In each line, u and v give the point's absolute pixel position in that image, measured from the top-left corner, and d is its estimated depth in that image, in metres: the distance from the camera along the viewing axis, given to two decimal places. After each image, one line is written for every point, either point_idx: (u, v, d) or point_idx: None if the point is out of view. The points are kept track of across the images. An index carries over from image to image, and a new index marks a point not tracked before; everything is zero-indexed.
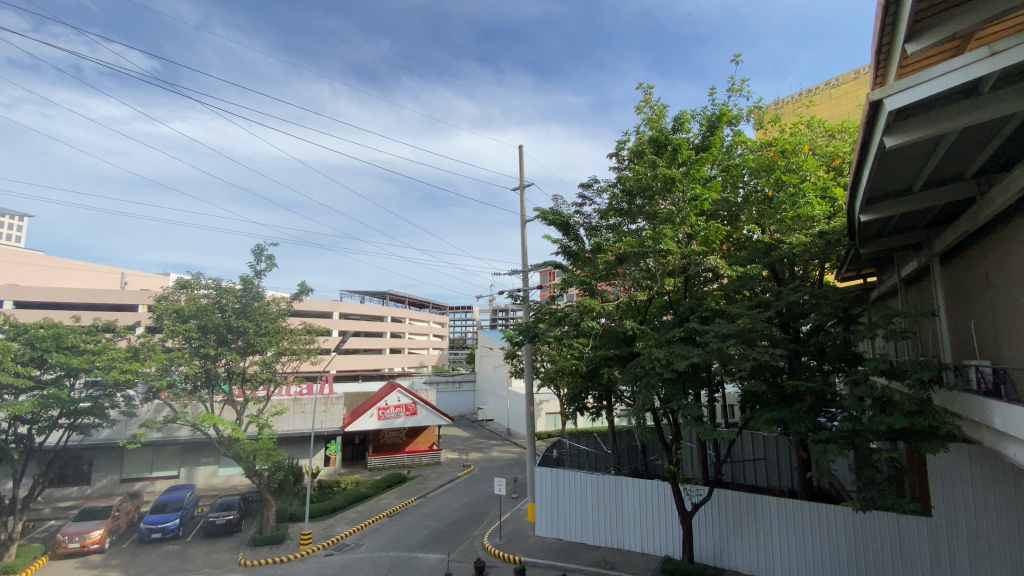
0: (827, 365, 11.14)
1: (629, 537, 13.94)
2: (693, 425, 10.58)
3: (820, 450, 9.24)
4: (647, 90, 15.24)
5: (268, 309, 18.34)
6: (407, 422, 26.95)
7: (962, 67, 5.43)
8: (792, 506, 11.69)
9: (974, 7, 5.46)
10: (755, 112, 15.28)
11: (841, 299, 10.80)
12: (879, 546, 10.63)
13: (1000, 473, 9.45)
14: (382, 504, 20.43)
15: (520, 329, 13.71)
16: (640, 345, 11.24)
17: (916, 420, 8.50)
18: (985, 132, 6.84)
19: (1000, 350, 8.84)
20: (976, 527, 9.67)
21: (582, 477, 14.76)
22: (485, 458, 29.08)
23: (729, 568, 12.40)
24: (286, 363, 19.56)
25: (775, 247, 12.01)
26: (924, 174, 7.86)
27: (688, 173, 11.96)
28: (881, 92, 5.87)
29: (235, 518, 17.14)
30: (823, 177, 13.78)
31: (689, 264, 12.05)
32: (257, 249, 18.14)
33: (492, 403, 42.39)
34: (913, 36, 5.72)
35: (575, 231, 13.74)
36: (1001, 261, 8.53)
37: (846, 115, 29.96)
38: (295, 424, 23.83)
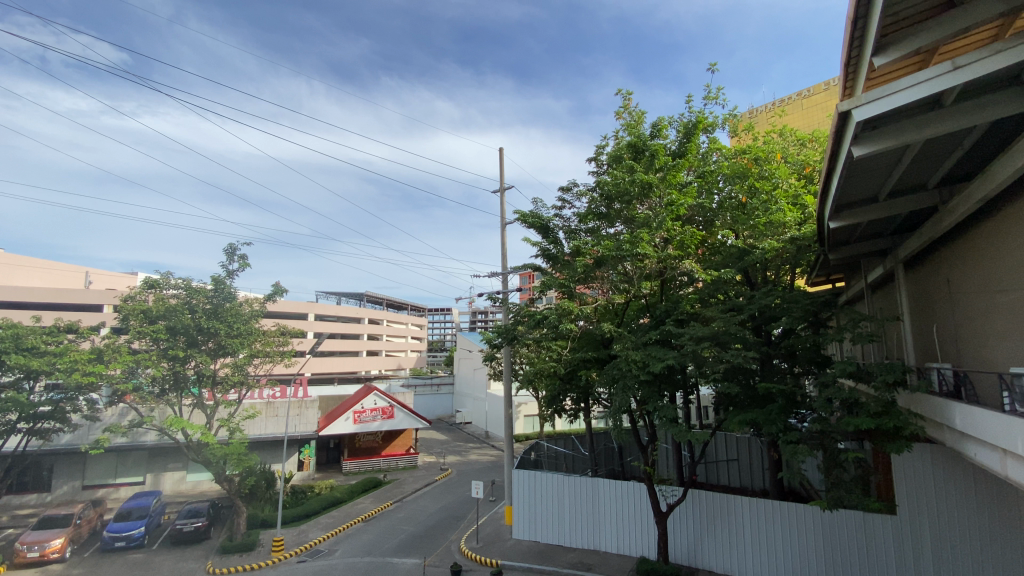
0: (797, 368, 11.41)
1: (606, 539, 14.04)
2: (668, 426, 10.76)
3: (790, 451, 9.49)
4: (626, 96, 15.49)
5: (240, 309, 17.96)
6: (384, 425, 26.66)
7: (927, 79, 5.63)
8: (763, 505, 11.96)
9: (938, 23, 5.66)
10: (730, 120, 15.65)
11: (812, 303, 11.03)
12: (847, 543, 10.94)
13: (961, 470, 9.85)
14: (357, 508, 20.16)
15: (498, 331, 13.73)
16: (617, 348, 11.33)
17: (881, 421, 8.77)
18: (948, 144, 7.13)
19: (959, 353, 9.21)
20: (939, 524, 10.04)
21: (560, 478, 14.82)
22: (462, 461, 28.95)
23: (703, 568, 12.59)
24: (260, 365, 19.11)
25: (748, 252, 12.28)
26: (889, 183, 8.18)
27: (664, 178, 12.23)
28: (850, 103, 6.09)
29: (204, 525, 16.67)
30: (794, 184, 14.12)
31: (665, 268, 12.25)
32: (229, 249, 17.80)
33: (471, 406, 42.27)
34: (880, 48, 5.97)
35: (554, 234, 13.83)
36: (962, 268, 8.90)
37: (816, 124, 30.97)
38: (267, 428, 23.36)
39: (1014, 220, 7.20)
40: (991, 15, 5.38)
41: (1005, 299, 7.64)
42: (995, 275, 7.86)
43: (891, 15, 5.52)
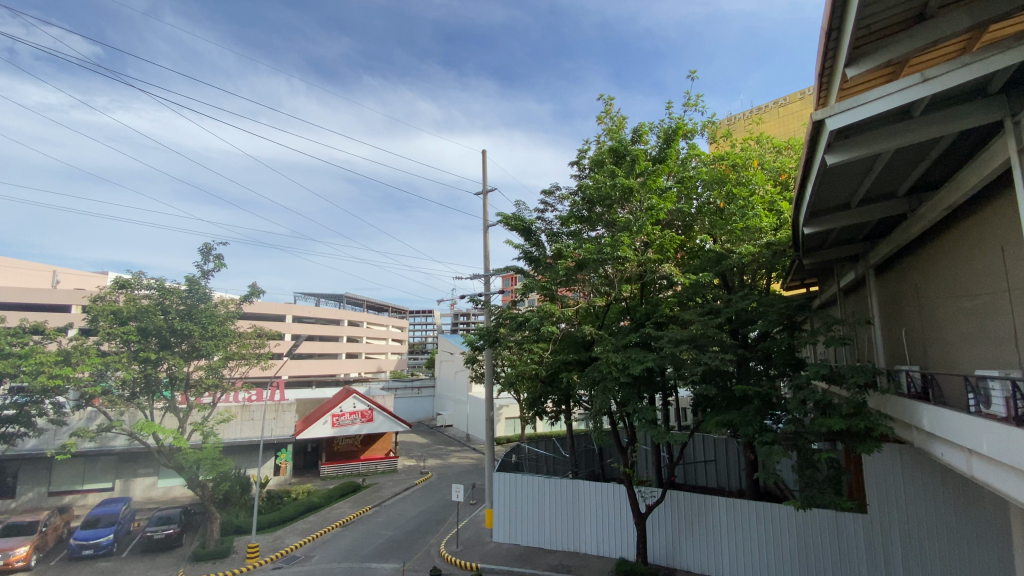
0: (773, 370, 11.62)
1: (586, 540, 14.12)
2: (647, 428, 10.90)
3: (766, 451, 9.67)
4: (608, 101, 15.67)
5: (215, 311, 17.58)
6: (363, 429, 26.46)
7: (898, 90, 5.83)
8: (739, 505, 12.18)
9: (909, 36, 5.86)
10: (709, 127, 15.94)
11: (787, 307, 11.28)
12: (820, 542, 11.20)
13: (928, 470, 10.18)
14: (335, 513, 19.88)
15: (480, 333, 13.72)
16: (598, 350, 11.40)
17: (853, 422, 9.01)
18: (916, 153, 7.39)
19: (927, 356, 9.54)
20: (907, 523, 10.36)
21: (540, 481, 14.85)
22: (442, 464, 28.80)
23: (681, 568, 12.74)
24: (235, 368, 18.73)
25: (726, 256, 12.55)
26: (861, 191, 8.45)
27: (645, 183, 12.37)
28: (823, 112, 6.30)
29: (175, 532, 16.25)
30: (770, 190, 14.44)
31: (645, 271, 12.36)
32: (204, 248, 17.44)
33: (452, 409, 42.09)
34: (854, 60, 6.20)
35: (536, 236, 13.89)
36: (929, 274, 9.22)
37: (793, 133, 31.72)
38: (242, 432, 22.90)
39: (978, 228, 7.49)
40: (958, 29, 5.60)
41: (971, 304, 7.93)
42: (961, 281, 8.15)
43: (863, 28, 5.76)
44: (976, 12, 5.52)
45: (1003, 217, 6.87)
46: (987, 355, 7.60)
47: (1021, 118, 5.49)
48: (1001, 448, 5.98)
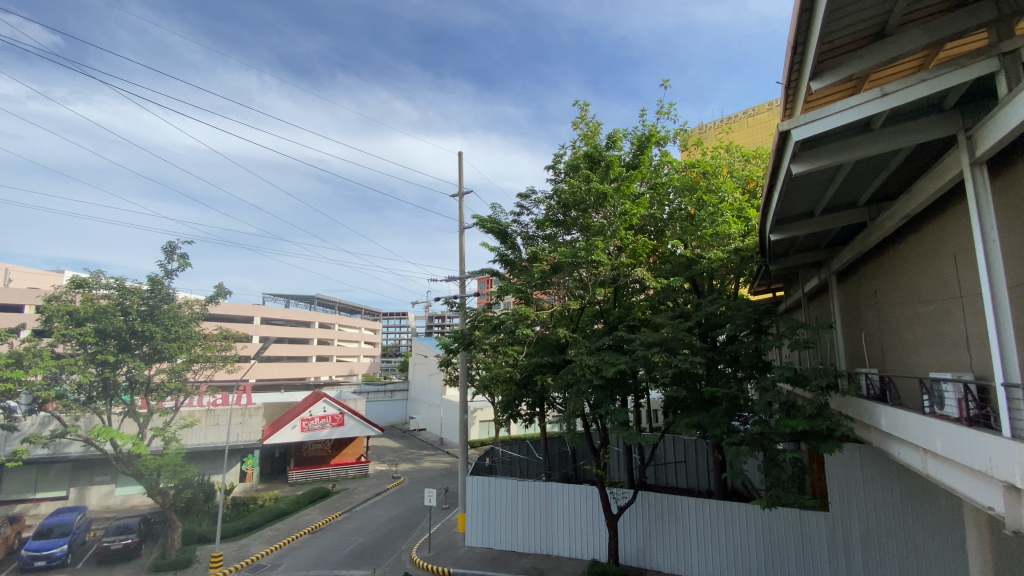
0: (741, 372, 11.89)
1: (558, 543, 14.20)
2: (619, 430, 11.04)
3: (733, 452, 9.92)
4: (584, 107, 15.92)
5: (179, 312, 17.06)
6: (333, 433, 26.06)
7: (859, 103, 6.09)
8: (708, 505, 12.45)
9: (870, 52, 6.14)
10: (680, 135, 16.34)
11: (754, 311, 11.64)
12: (785, 539, 11.55)
13: (886, 470, 10.61)
14: (303, 520, 19.46)
15: (454, 336, 13.67)
16: (572, 353, 11.50)
17: (816, 422, 9.33)
18: (875, 165, 7.74)
19: (885, 359, 9.97)
20: (866, 520, 10.78)
21: (513, 484, 14.82)
22: (415, 469, 28.52)
23: (651, 568, 12.95)
24: (200, 371, 18.14)
25: (696, 262, 12.89)
26: (824, 200, 8.80)
27: (618, 189, 12.59)
28: (789, 123, 6.55)
29: (134, 541, 15.61)
30: (738, 198, 14.85)
31: (619, 276, 12.52)
32: (167, 247, 16.91)
33: (426, 412, 41.80)
34: (817, 74, 6.49)
35: (512, 239, 13.98)
36: (887, 280, 9.65)
37: (761, 143, 32.74)
38: (206, 437, 22.17)
39: (934, 238, 7.87)
40: (915, 46, 5.91)
41: (926, 309, 8.33)
42: (917, 288, 8.57)
43: (826, 43, 6.03)
44: (932, 31, 5.83)
45: (956, 227, 7.27)
46: (941, 358, 7.99)
47: (973, 133, 5.80)
48: (953, 447, 6.30)
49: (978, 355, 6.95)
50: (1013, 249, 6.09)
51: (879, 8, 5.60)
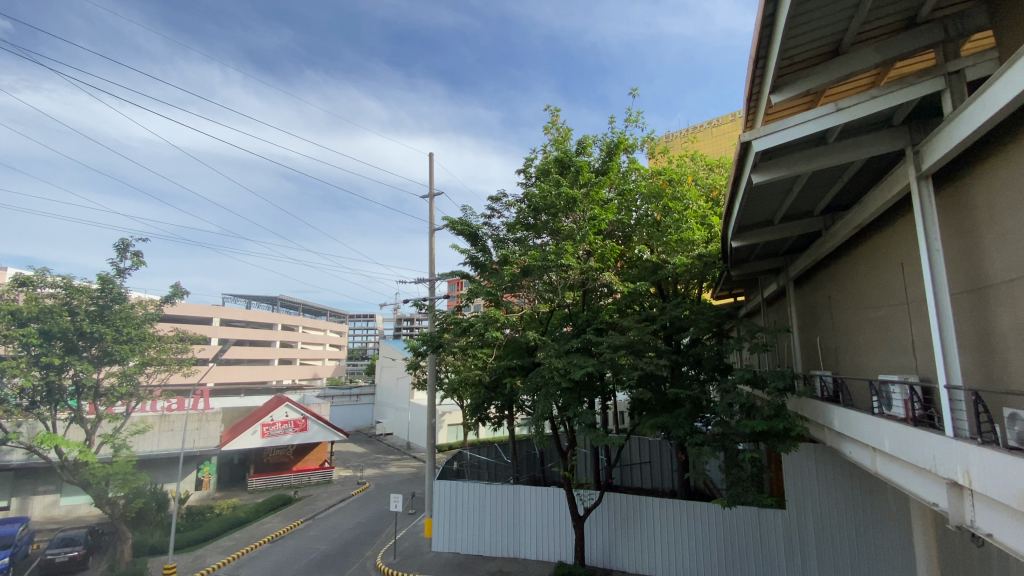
0: (704, 375, 12.19)
1: (525, 546, 14.26)
2: (586, 432, 11.18)
3: (696, 452, 10.18)
4: (555, 113, 16.11)
5: (132, 312, 16.40)
6: (296, 439, 25.48)
7: (815, 117, 6.41)
8: (672, 505, 12.75)
9: (825, 69, 6.49)
10: (648, 142, 16.72)
11: (716, 315, 12.02)
12: (745, 537, 11.93)
13: (839, 469, 11.09)
14: (263, 528, 18.87)
15: (423, 339, 13.56)
16: (541, 356, 11.61)
17: (773, 423, 9.67)
18: (829, 176, 8.14)
19: (838, 362, 10.47)
20: (820, 516, 11.25)
21: (480, 487, 14.77)
22: (381, 474, 28.07)
23: (616, 569, 13.16)
24: (153, 375, 17.45)
25: (661, 267, 13.25)
26: (782, 209, 9.20)
27: (588, 194, 12.79)
28: (750, 134, 6.82)
29: (81, 554, 14.83)
30: (703, 205, 15.30)
31: (587, 280, 12.72)
32: (120, 244, 16.19)
33: (393, 417, 41.27)
34: (777, 88, 6.78)
35: (483, 241, 14.03)
36: (840, 286, 10.13)
37: (724, 152, 33.84)
38: (160, 444, 21.24)
39: (884, 247, 8.31)
40: (867, 64, 6.29)
41: (875, 314, 8.78)
42: (867, 295, 9.04)
43: (785, 59, 6.33)
44: (883, 51, 6.22)
45: (901, 238, 7.71)
46: (888, 361, 8.44)
47: (919, 148, 6.20)
48: (900, 445, 6.66)
49: (922, 358, 7.38)
50: (954, 259, 6.51)
51: (834, 27, 5.91)
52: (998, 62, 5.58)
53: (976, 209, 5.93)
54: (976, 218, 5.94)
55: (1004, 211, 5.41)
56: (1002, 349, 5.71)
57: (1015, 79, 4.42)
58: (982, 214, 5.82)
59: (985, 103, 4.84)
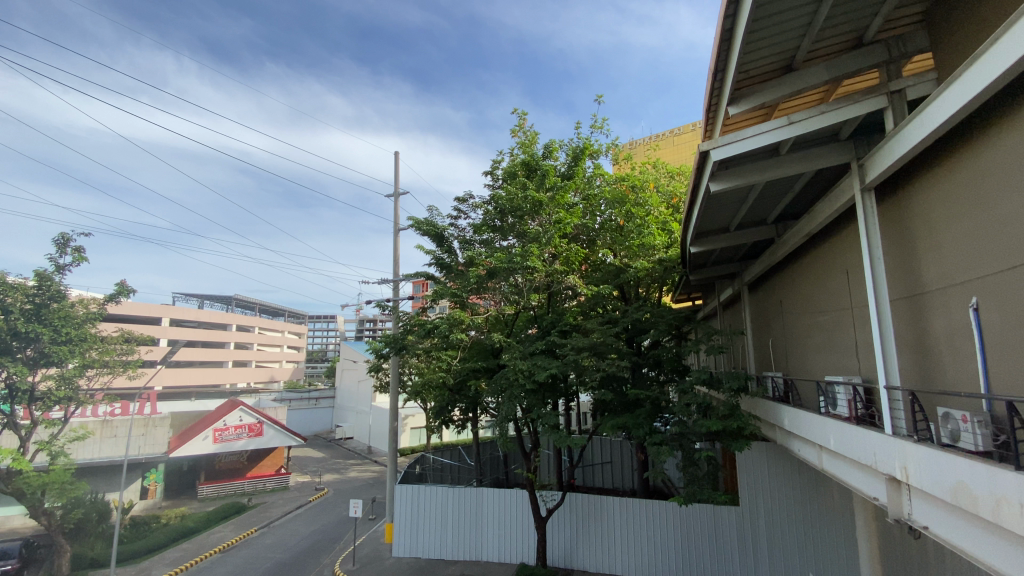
0: (663, 376, 12.54)
1: (487, 548, 14.28)
2: (550, 433, 11.30)
3: (654, 451, 10.45)
4: (522, 116, 16.24)
5: (72, 311, 15.49)
6: (249, 444, 24.74)
7: (770, 129, 6.72)
8: (631, 504, 13.04)
9: (779, 83, 6.83)
10: (612, 149, 17.09)
11: (675, 318, 12.40)
12: (701, 534, 12.31)
13: (789, 466, 11.58)
14: (214, 538, 18.11)
15: (386, 340, 13.39)
16: (505, 358, 11.65)
17: (728, 423, 10.03)
18: (782, 187, 8.53)
19: (789, 364, 10.95)
20: (771, 511, 11.74)
21: (443, 490, 14.68)
22: (340, 479, 27.43)
23: (577, 568, 13.34)
24: (95, 378, 16.50)
25: (623, 271, 13.57)
26: (738, 216, 9.58)
27: (554, 198, 12.94)
28: (709, 144, 7.10)
29: (14, 567, 13.89)
30: (664, 212, 15.73)
31: (552, 282, 12.85)
32: (59, 239, 15.29)
33: (353, 420, 40.45)
34: (734, 100, 7.08)
35: (449, 243, 14.00)
36: (791, 290, 10.61)
37: (685, 161, 34.94)
38: (101, 451, 20.11)
39: (831, 255, 8.76)
40: (817, 81, 6.65)
41: (822, 318, 9.28)
42: (815, 301, 9.53)
43: (742, 72, 6.63)
44: (832, 68, 6.58)
45: (846, 247, 8.18)
46: (834, 363, 8.92)
47: (863, 162, 6.60)
48: (843, 442, 7.06)
49: (865, 360, 7.83)
50: (894, 267, 6.96)
51: (788, 44, 6.23)
52: (936, 83, 6.00)
53: (913, 221, 6.36)
54: (913, 230, 6.38)
55: (939, 224, 5.84)
56: (936, 352, 6.15)
57: (951, 99, 4.77)
58: (919, 226, 6.25)
59: (924, 121, 5.20)
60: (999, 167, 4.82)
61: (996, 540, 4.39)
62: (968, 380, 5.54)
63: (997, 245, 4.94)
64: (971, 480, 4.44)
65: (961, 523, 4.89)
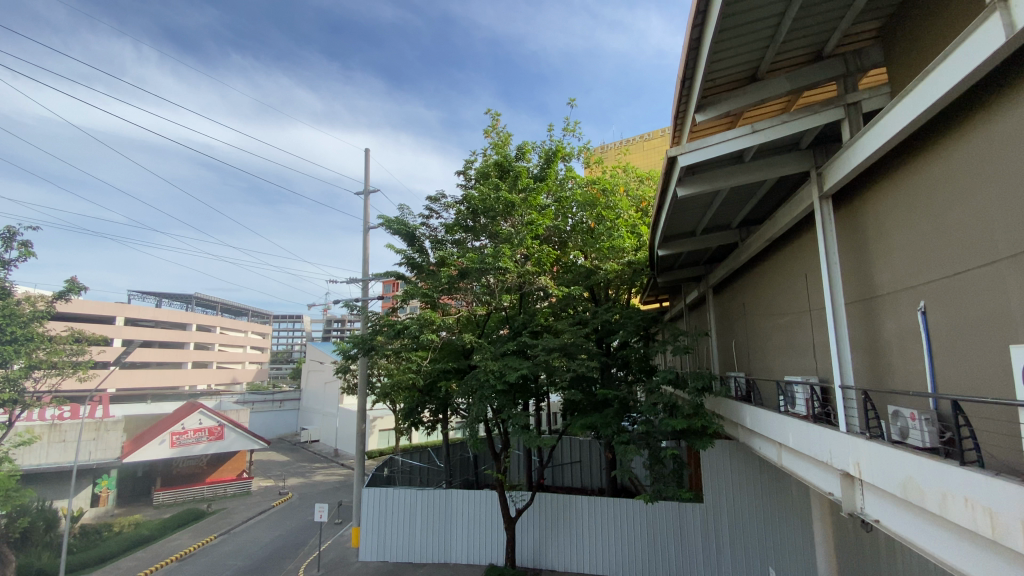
0: (631, 376, 12.77)
1: (456, 550, 14.21)
2: (520, 433, 11.33)
3: (622, 450, 10.62)
4: (495, 117, 16.26)
5: (17, 310, 14.69)
6: (209, 448, 23.95)
7: (735, 137, 6.97)
8: (600, 504, 13.21)
9: (743, 92, 7.07)
10: (584, 152, 17.29)
11: (643, 319, 12.67)
12: (666, 531, 12.59)
13: (751, 463, 11.95)
14: (170, 546, 17.41)
15: (355, 341, 13.17)
16: (476, 358, 11.61)
17: (692, 421, 10.28)
18: (746, 193, 8.81)
19: (751, 364, 11.31)
20: (733, 507, 12.09)
21: (412, 493, 14.54)
22: (305, 483, 26.78)
23: (546, 568, 13.43)
24: (42, 380, 15.68)
25: (594, 272, 13.81)
26: (704, 221, 9.85)
27: (526, 199, 13.03)
28: (676, 150, 7.29)
29: None
30: (633, 215, 16.02)
31: (524, 283, 12.87)
32: (5, 233, 14.48)
33: (320, 423, 39.59)
34: (702, 107, 7.29)
35: (420, 242, 13.91)
36: (754, 293, 10.97)
37: (654, 166, 35.66)
38: (49, 457, 19.16)
39: (791, 259, 9.11)
40: (779, 91, 6.93)
41: (782, 320, 9.63)
42: (776, 303, 9.89)
43: (709, 81, 6.85)
44: (793, 80, 6.87)
45: (805, 251, 8.52)
46: (793, 364, 9.26)
47: (822, 170, 6.89)
48: (802, 440, 7.33)
49: (821, 361, 8.18)
50: (849, 271, 7.30)
51: (752, 55, 6.47)
52: (889, 97, 6.33)
53: (867, 227, 6.69)
54: (867, 235, 6.71)
55: (891, 230, 6.15)
56: (887, 354, 6.47)
57: (904, 112, 5.04)
58: (873, 231, 6.57)
59: (878, 132, 5.48)
60: (947, 176, 5.12)
61: (942, 531, 4.65)
62: (916, 380, 5.87)
63: (943, 250, 5.25)
64: (920, 475, 4.69)
65: (910, 515, 5.17)
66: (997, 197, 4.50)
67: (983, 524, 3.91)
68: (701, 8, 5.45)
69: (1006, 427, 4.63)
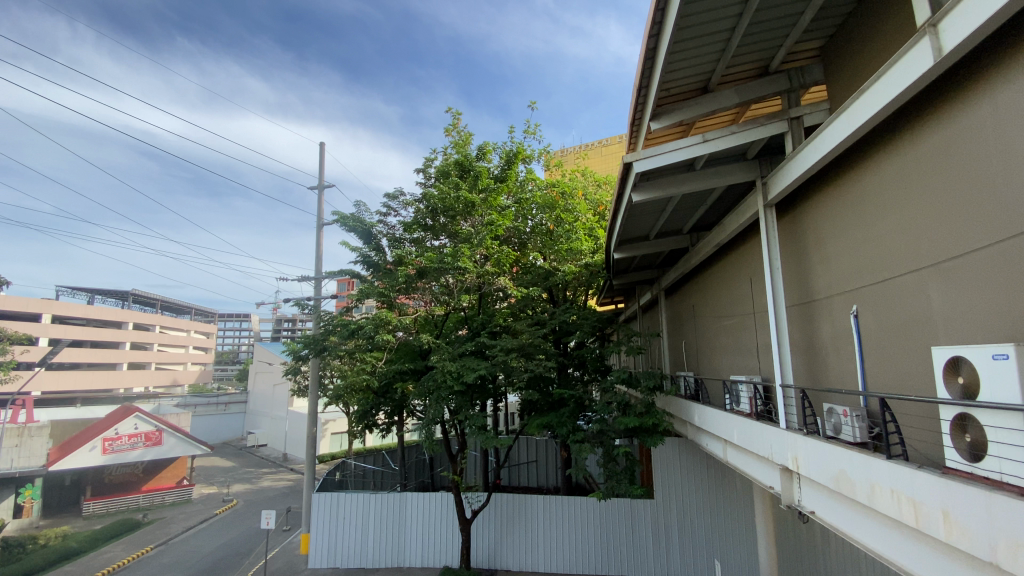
0: (586, 376, 12.99)
1: (410, 554, 14.04)
2: (477, 434, 11.28)
3: (576, 449, 10.79)
4: (455, 116, 16.18)
5: None
6: (147, 454, 22.58)
7: (687, 146, 7.24)
8: (555, 503, 13.39)
9: (695, 103, 7.39)
10: (544, 155, 17.48)
11: (598, 320, 12.96)
12: (618, 527, 12.91)
13: (699, 459, 12.44)
14: (101, 559, 16.32)
15: (307, 341, 12.79)
16: (434, 359, 11.51)
17: (644, 419, 10.59)
18: (697, 200, 9.16)
19: (700, 364, 11.77)
20: (682, 502, 12.55)
21: (365, 496, 14.25)
22: (252, 489, 25.75)
23: (501, 568, 13.47)
24: None
25: (552, 273, 13.99)
26: (657, 225, 10.17)
27: (486, 199, 13.06)
28: (632, 156, 7.50)
29: None
30: (590, 218, 16.36)
31: (483, 283, 12.85)
32: None
33: (267, 427, 38.14)
34: (657, 116, 7.54)
35: (377, 241, 13.66)
36: (703, 296, 11.43)
37: (612, 171, 36.46)
38: None
39: (738, 264, 9.53)
40: (728, 103, 7.29)
41: (729, 322, 10.08)
42: (723, 306, 10.34)
43: (664, 90, 7.10)
44: (741, 93, 7.25)
45: (750, 257, 8.95)
46: (739, 364, 9.71)
47: (767, 180, 7.27)
48: (746, 436, 7.71)
49: (764, 361, 8.62)
50: (790, 276, 7.73)
51: (704, 67, 6.76)
52: (827, 113, 6.77)
53: (806, 234, 7.13)
54: (806, 242, 7.15)
55: (827, 237, 6.59)
56: (823, 354, 6.90)
57: (841, 128, 5.41)
58: (811, 238, 7.02)
59: (817, 146, 5.86)
60: (879, 189, 5.54)
61: (870, 518, 5.02)
62: (849, 379, 6.29)
63: (873, 257, 5.69)
64: (850, 468, 5.05)
65: (841, 506, 5.56)
66: (922, 211, 4.91)
67: (908, 514, 4.25)
68: (657, 20, 5.66)
69: (928, 422, 5.03)
